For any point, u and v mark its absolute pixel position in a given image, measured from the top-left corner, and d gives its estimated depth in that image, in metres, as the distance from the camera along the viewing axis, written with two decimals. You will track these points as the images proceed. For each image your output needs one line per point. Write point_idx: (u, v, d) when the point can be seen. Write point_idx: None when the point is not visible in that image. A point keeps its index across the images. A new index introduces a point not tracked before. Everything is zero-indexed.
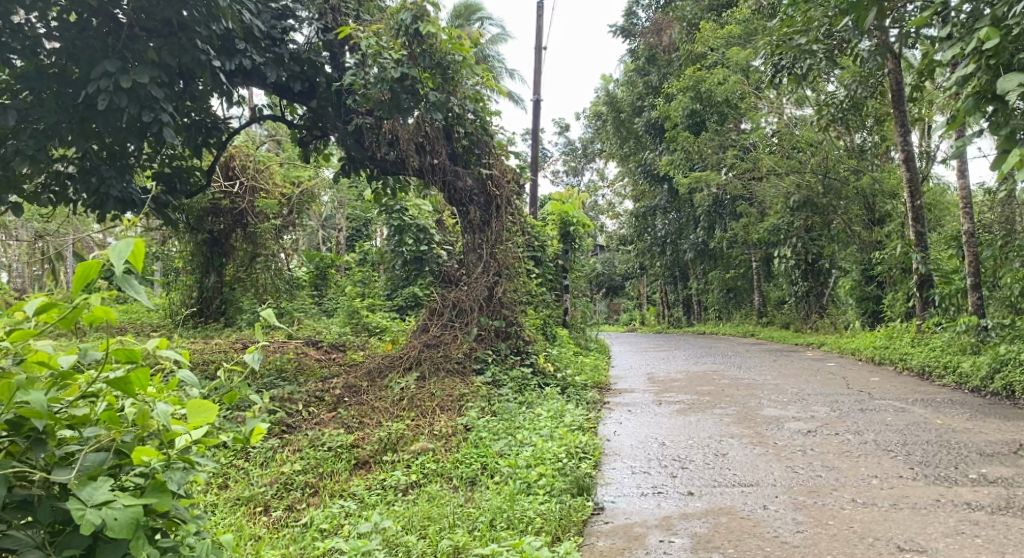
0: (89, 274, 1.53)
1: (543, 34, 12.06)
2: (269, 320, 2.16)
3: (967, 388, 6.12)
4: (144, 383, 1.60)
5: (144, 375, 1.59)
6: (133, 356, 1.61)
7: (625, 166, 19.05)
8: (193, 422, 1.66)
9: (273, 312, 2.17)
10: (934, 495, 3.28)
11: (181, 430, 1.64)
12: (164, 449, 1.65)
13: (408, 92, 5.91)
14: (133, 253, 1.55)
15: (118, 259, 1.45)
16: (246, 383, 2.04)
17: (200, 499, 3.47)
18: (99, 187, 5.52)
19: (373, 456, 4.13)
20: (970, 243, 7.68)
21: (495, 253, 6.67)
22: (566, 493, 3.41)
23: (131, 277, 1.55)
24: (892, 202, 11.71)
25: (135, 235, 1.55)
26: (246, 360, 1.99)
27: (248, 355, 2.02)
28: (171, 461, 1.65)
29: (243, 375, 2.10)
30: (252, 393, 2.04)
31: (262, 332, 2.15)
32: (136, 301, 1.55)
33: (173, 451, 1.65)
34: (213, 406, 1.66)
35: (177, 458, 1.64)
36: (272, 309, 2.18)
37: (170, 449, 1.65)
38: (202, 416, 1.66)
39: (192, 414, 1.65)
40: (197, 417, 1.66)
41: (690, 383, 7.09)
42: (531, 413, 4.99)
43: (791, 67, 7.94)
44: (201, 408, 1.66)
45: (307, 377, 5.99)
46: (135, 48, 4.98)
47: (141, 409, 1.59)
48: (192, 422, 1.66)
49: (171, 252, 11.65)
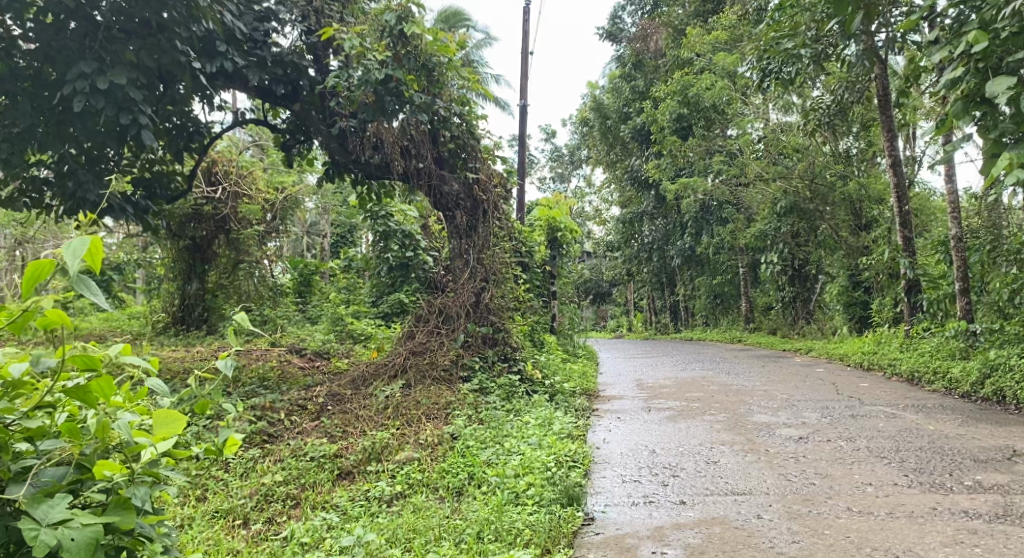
0: (40, 275, 1.43)
1: (530, 40, 12.00)
2: (242, 325, 2.06)
3: (957, 393, 6.10)
4: (105, 390, 1.49)
5: (106, 383, 1.47)
6: (91, 362, 1.49)
7: (612, 173, 19.06)
8: (160, 433, 1.53)
9: (246, 317, 2.07)
10: (930, 503, 3.22)
11: (147, 443, 1.51)
12: (129, 462, 1.52)
13: (392, 94, 5.86)
14: (89, 251, 1.46)
15: (73, 258, 1.36)
16: (221, 391, 1.91)
17: (176, 513, 3.34)
18: (76, 191, 5.30)
19: (356, 466, 4.01)
20: (958, 247, 7.75)
21: (482, 258, 6.56)
22: (556, 504, 3.31)
23: (87, 276, 1.46)
24: (877, 207, 11.82)
25: (92, 233, 1.46)
26: (218, 367, 1.88)
27: (220, 361, 1.91)
28: (137, 475, 1.52)
29: (214, 382, 1.98)
30: (224, 401, 1.92)
31: (236, 339, 2.04)
32: (92, 302, 1.44)
33: (138, 464, 1.52)
34: (181, 416, 1.54)
35: (142, 472, 1.51)
36: (244, 314, 2.08)
37: (135, 463, 1.53)
38: (170, 426, 1.54)
39: (158, 424, 1.53)
40: (164, 427, 1.54)
41: (680, 389, 7.04)
42: (519, 421, 4.89)
43: (778, 72, 7.88)
44: (169, 418, 1.54)
45: (291, 384, 5.86)
46: (113, 49, 4.82)
47: (99, 419, 1.46)
48: (159, 433, 1.53)
49: (152, 258, 11.47)
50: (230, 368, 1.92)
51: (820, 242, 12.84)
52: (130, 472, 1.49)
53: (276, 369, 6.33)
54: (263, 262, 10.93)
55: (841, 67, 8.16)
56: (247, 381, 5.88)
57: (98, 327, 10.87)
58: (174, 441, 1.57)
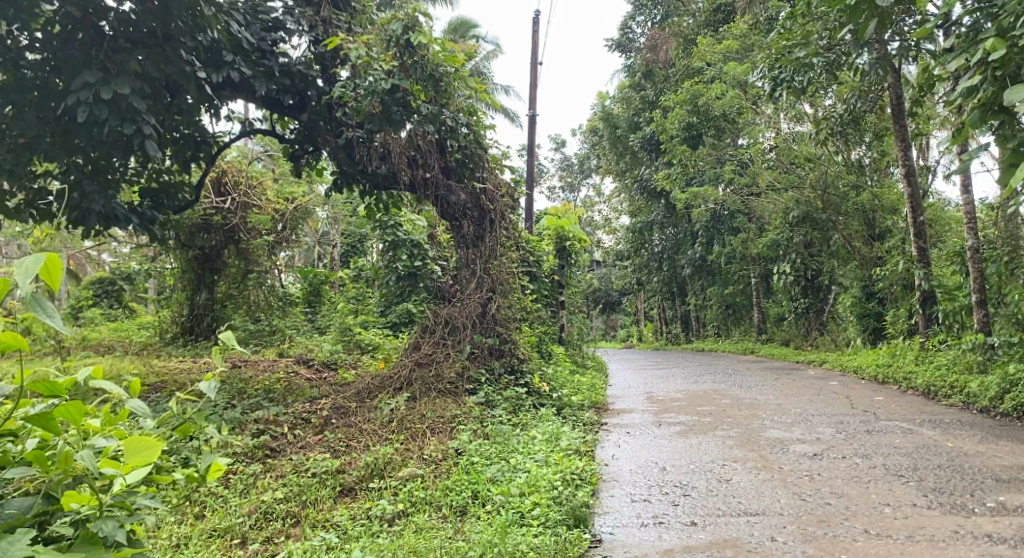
0: None
1: (538, 49, 11.98)
2: (228, 344, 2.00)
3: (975, 408, 5.93)
4: (74, 419, 1.44)
5: (77, 409, 1.44)
6: (55, 389, 1.44)
7: (621, 182, 19.00)
8: (133, 461, 1.45)
9: (232, 335, 2.02)
10: (951, 526, 3.09)
11: (115, 472, 1.42)
12: (102, 493, 1.46)
13: (399, 105, 5.78)
14: (46, 269, 1.43)
15: (23, 277, 1.32)
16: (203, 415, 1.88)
17: (171, 532, 3.27)
18: (81, 203, 5.20)
19: (359, 483, 3.94)
20: (974, 258, 7.60)
21: (489, 268, 6.49)
22: (561, 525, 3.21)
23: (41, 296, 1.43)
24: (891, 217, 11.64)
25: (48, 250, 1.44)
26: (201, 389, 1.82)
27: (204, 384, 1.85)
28: (110, 508, 1.46)
29: (197, 405, 1.93)
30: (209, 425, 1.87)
31: (221, 358, 1.98)
32: (46, 324, 1.41)
33: (110, 496, 1.44)
34: (155, 443, 1.45)
35: (113, 504, 1.43)
36: (230, 332, 2.02)
37: (107, 495, 1.45)
38: (143, 454, 1.45)
39: (131, 452, 1.44)
40: (137, 455, 1.45)
41: (691, 403, 6.92)
42: (526, 436, 4.79)
43: (791, 79, 7.62)
44: (142, 446, 1.44)
45: (296, 397, 5.79)
46: (117, 59, 4.81)
47: (63, 450, 1.40)
48: (131, 462, 1.44)
49: (162, 268, 11.48)
50: (215, 389, 1.86)
51: (834, 251, 12.68)
52: (100, 505, 1.42)
53: (282, 381, 6.29)
54: (272, 272, 10.93)
55: (854, 76, 8.04)
56: (252, 394, 5.82)
57: (107, 337, 10.91)
58: (148, 471, 1.48)
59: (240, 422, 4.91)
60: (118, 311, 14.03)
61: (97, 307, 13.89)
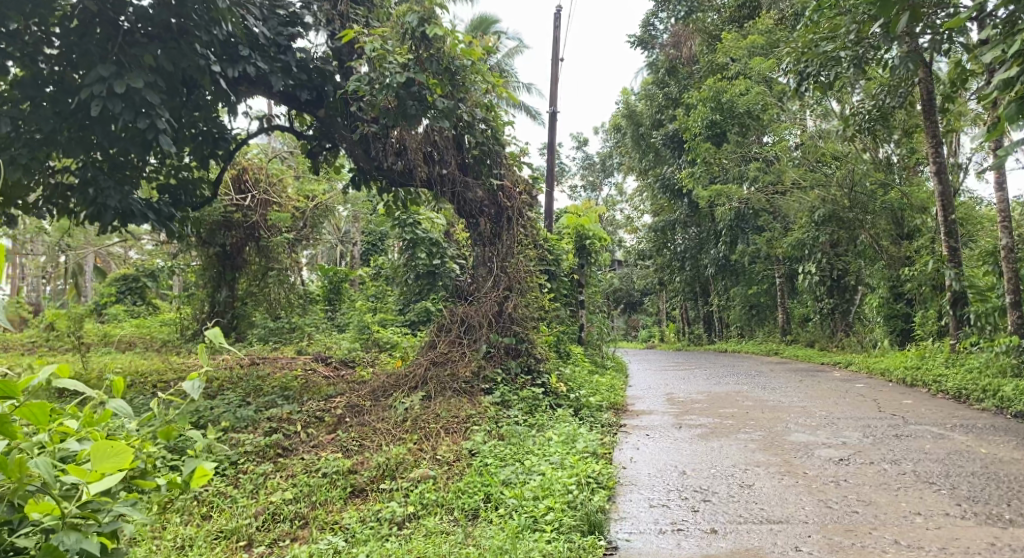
0: None
1: (560, 46, 11.86)
2: (215, 342, 2.13)
3: (1009, 412, 5.67)
4: (40, 421, 1.54)
5: (43, 410, 1.53)
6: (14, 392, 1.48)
7: (644, 181, 18.79)
8: (100, 468, 1.48)
9: (219, 334, 2.13)
10: (987, 538, 2.91)
11: (79, 479, 1.45)
12: (67, 501, 1.50)
13: (414, 99, 5.67)
14: None
15: None
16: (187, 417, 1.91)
17: (177, 534, 3.27)
18: (97, 197, 5.31)
19: (370, 484, 3.87)
20: (1008, 257, 7.35)
21: (506, 267, 6.39)
22: (576, 531, 3.11)
23: None
24: (920, 217, 11.16)
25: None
26: (185, 389, 1.87)
27: (188, 383, 1.89)
28: (76, 518, 1.49)
29: (180, 407, 1.97)
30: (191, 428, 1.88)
31: (208, 356, 2.08)
32: None
33: (75, 506, 1.48)
34: (124, 450, 1.49)
35: (77, 514, 1.47)
36: (218, 330, 2.13)
37: (73, 504, 1.49)
38: (110, 461, 1.48)
39: (98, 460, 1.47)
40: (104, 463, 1.48)
41: (712, 404, 6.77)
42: (542, 437, 4.69)
43: (817, 75, 7.53)
44: (110, 453, 1.48)
45: (312, 394, 5.75)
46: (133, 52, 4.80)
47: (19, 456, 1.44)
48: (97, 470, 1.47)
49: (184, 266, 11.57)
50: (198, 388, 1.88)
51: (860, 251, 12.38)
52: (63, 515, 1.46)
53: (299, 379, 6.28)
54: (292, 269, 10.98)
55: (884, 70, 7.81)
56: (269, 391, 5.81)
57: (130, 333, 11.05)
58: (117, 478, 1.51)
59: (254, 421, 4.90)
60: (141, 307, 14.24)
61: (122, 303, 14.12)
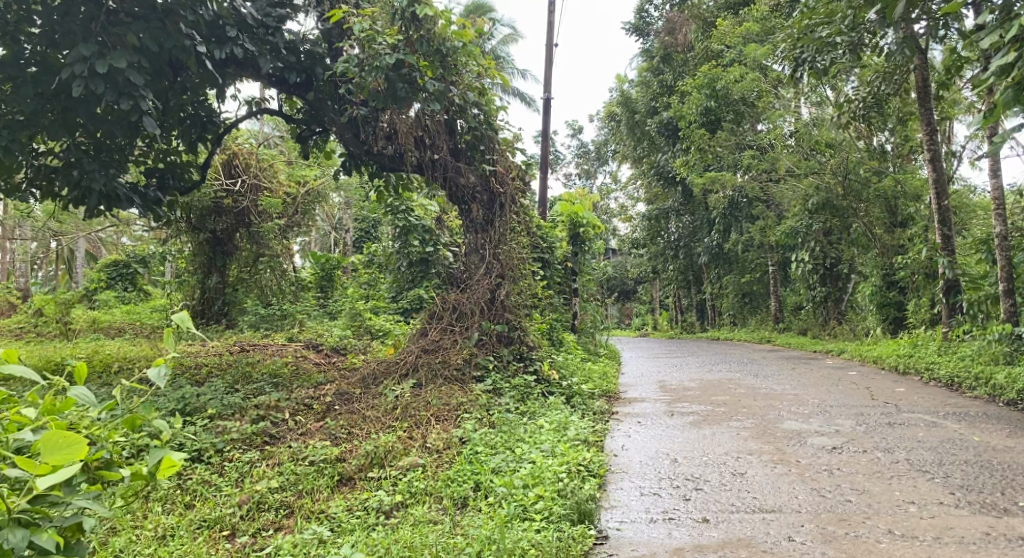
0: None
1: (554, 31, 11.74)
2: (184, 326, 2.08)
3: (1001, 401, 5.65)
4: None
5: None
6: None
7: (639, 168, 18.71)
8: (50, 460, 1.45)
9: (186, 319, 2.08)
10: (982, 528, 2.87)
11: (25, 474, 1.43)
12: (16, 496, 1.48)
13: (404, 81, 5.56)
14: None
15: None
16: (153, 407, 1.87)
17: (158, 523, 3.23)
18: (81, 180, 5.24)
19: (358, 472, 3.83)
20: (1002, 245, 7.27)
21: (498, 254, 6.33)
22: (565, 520, 3.06)
23: None
24: (915, 204, 11.20)
25: None
26: (150, 375, 1.87)
27: (153, 370, 1.89)
28: (25, 514, 1.48)
29: (146, 396, 1.97)
30: (158, 417, 1.88)
31: (174, 341, 2.03)
32: None
33: (22, 501, 1.47)
34: (77, 441, 1.46)
35: (23, 510, 1.46)
36: (186, 313, 2.08)
37: (21, 500, 1.48)
38: (59, 454, 1.45)
39: (49, 452, 1.45)
40: (56, 455, 1.45)
41: (705, 392, 6.73)
42: (533, 425, 4.63)
43: (812, 61, 7.31)
44: (62, 445, 1.45)
45: (301, 382, 5.69)
46: (116, 32, 4.67)
47: None
48: (48, 462, 1.45)
49: (173, 252, 11.44)
50: (165, 375, 1.90)
51: (854, 240, 12.37)
52: (9, 511, 1.44)
53: (289, 366, 6.22)
54: (284, 256, 10.86)
55: (879, 56, 7.76)
56: (258, 378, 5.74)
57: (120, 319, 10.97)
58: (69, 472, 1.48)
59: (241, 408, 4.84)
60: (132, 293, 14.14)
61: (113, 290, 14.01)
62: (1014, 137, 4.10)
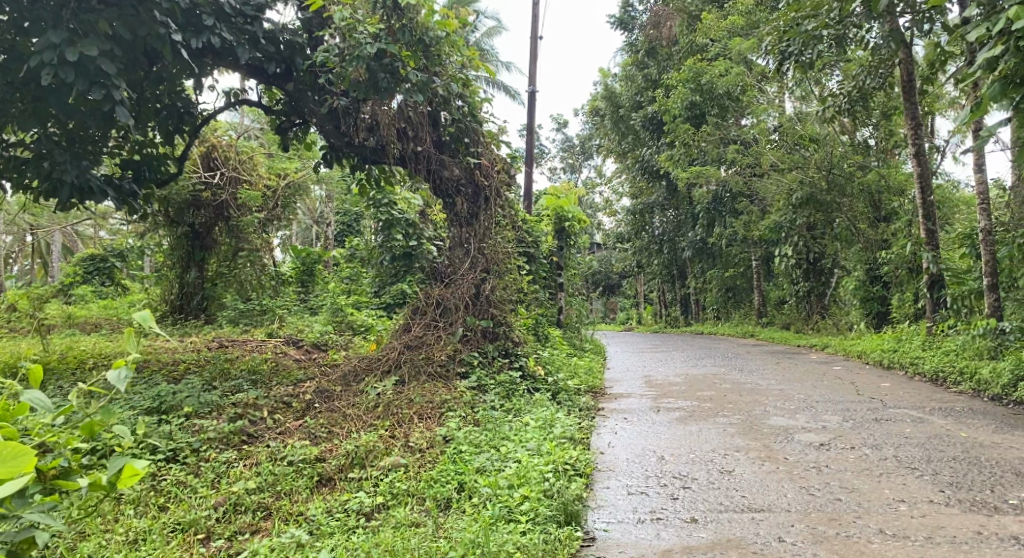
0: None
1: (539, 23, 11.62)
2: (146, 325, 2.04)
3: (986, 395, 5.66)
4: None
5: None
6: None
7: (623, 162, 18.67)
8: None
9: (148, 318, 2.03)
10: (974, 527, 2.83)
11: None
12: None
13: (386, 71, 5.42)
14: None
15: None
16: (114, 410, 1.82)
17: (130, 527, 3.10)
18: (52, 171, 5.06)
19: (338, 473, 3.72)
20: (986, 240, 7.26)
21: (483, 248, 6.24)
22: (552, 522, 2.98)
23: None
24: (898, 198, 11.24)
25: None
26: (110, 378, 1.83)
27: (114, 372, 1.85)
28: None
29: (106, 399, 1.91)
30: (118, 423, 1.81)
31: (137, 340, 1.99)
32: None
33: None
34: (29, 450, 1.38)
35: None
36: (148, 313, 2.04)
37: None
38: (12, 465, 1.37)
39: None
40: (6, 467, 1.37)
41: (691, 387, 6.70)
42: (518, 422, 4.55)
43: (798, 55, 7.27)
44: (10, 455, 1.37)
45: (281, 379, 5.55)
46: (86, 18, 4.49)
47: None
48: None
49: (150, 246, 11.19)
50: (125, 377, 1.84)
51: (837, 234, 12.40)
52: None
53: (268, 362, 6.08)
54: (264, 250, 10.57)
55: (865, 49, 7.74)
56: (236, 375, 5.59)
57: (96, 315, 10.71)
58: (19, 486, 1.39)
59: (219, 407, 4.71)
60: (109, 288, 13.86)
61: (89, 284, 13.72)
62: (1000, 130, 4.08)
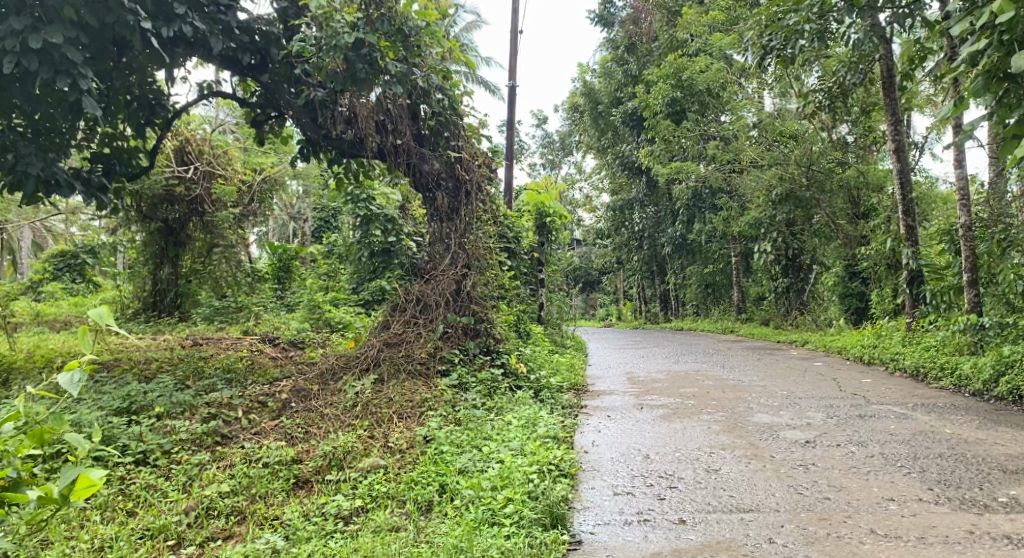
0: None
1: (519, 16, 11.47)
2: (103, 322, 1.91)
3: (967, 391, 5.69)
4: None
5: None
6: None
7: (603, 158, 18.65)
8: None
9: (104, 315, 1.90)
10: (965, 526, 2.79)
11: None
12: None
13: (364, 62, 5.26)
14: None
15: None
16: (65, 416, 1.70)
17: (96, 534, 2.95)
18: (16, 164, 4.82)
19: (315, 475, 3.60)
20: (966, 236, 7.28)
21: (464, 244, 6.12)
22: (537, 525, 2.89)
23: None
24: (877, 194, 11.32)
25: None
26: (61, 381, 1.69)
27: (67, 374, 1.71)
28: None
29: (53, 406, 1.77)
30: (72, 430, 1.67)
31: (91, 340, 1.85)
32: None
33: None
34: None
35: None
36: (105, 310, 1.91)
37: None
38: None
39: None
40: None
41: (673, 384, 6.64)
42: (501, 421, 4.46)
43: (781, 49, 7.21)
44: None
45: (256, 378, 5.39)
46: (50, 4, 4.27)
47: None
48: None
49: (122, 242, 10.88)
50: (77, 380, 1.70)
51: (816, 231, 12.46)
52: None
53: (243, 360, 5.91)
54: (239, 246, 10.34)
55: (846, 44, 7.71)
56: (210, 374, 5.42)
57: (66, 312, 10.41)
58: None
59: (191, 406, 4.54)
60: (80, 286, 13.49)
61: (59, 282, 13.34)
62: (982, 125, 4.06)
